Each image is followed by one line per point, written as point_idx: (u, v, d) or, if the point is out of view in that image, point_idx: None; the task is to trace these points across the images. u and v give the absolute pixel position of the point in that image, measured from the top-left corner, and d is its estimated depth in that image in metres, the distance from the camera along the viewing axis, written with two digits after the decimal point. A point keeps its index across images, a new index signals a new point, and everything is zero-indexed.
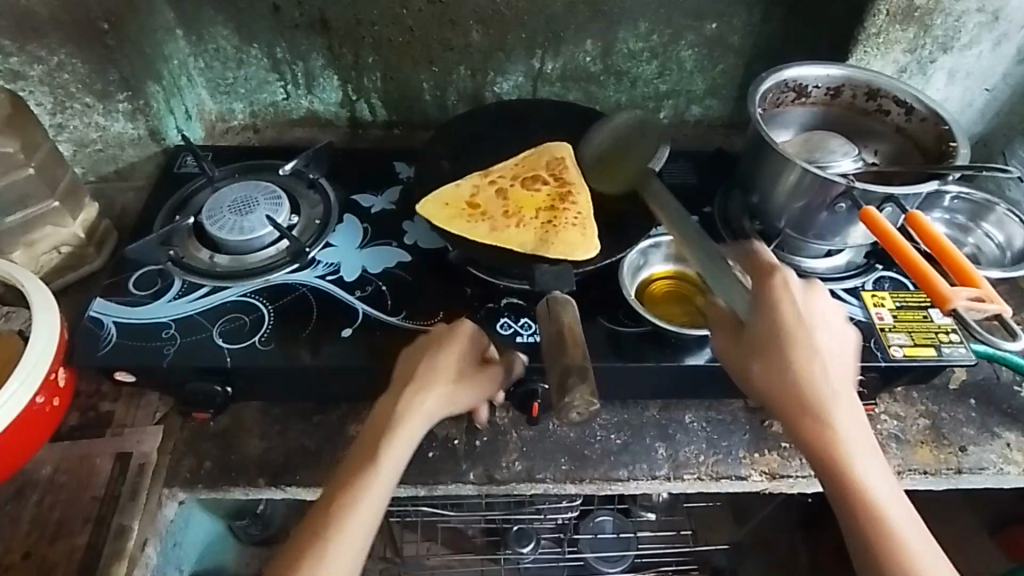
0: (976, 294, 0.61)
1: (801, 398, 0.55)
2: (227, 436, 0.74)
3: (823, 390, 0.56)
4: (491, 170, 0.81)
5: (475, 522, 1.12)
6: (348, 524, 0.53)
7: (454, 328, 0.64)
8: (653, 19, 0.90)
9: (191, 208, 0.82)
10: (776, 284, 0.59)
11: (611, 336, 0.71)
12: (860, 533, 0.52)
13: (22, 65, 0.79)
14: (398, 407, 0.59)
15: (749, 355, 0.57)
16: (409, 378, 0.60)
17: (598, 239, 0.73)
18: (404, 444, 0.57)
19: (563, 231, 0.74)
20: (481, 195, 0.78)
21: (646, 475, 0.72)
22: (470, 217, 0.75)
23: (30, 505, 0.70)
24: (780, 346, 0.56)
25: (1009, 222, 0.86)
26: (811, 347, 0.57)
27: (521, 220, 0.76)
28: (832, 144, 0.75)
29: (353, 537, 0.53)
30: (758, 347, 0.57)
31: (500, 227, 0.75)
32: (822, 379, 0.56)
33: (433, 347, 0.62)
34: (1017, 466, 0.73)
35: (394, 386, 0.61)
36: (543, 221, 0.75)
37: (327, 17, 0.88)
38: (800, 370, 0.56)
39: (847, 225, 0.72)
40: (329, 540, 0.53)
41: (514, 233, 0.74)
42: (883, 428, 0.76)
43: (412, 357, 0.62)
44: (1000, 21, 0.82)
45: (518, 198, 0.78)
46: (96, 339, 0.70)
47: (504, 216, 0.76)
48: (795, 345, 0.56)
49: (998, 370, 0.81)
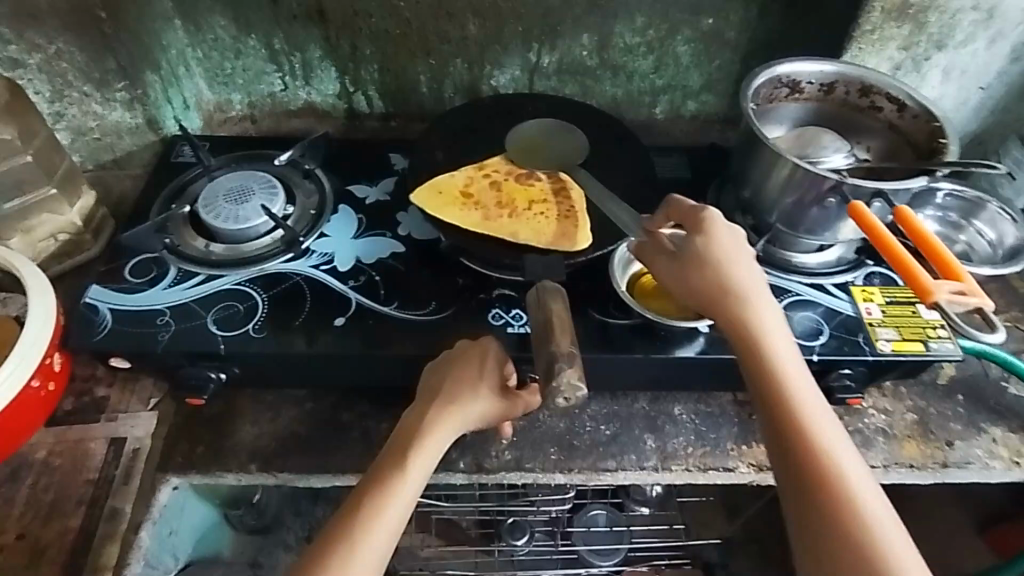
0: (959, 287, 0.62)
1: (738, 325, 0.55)
2: (221, 422, 0.75)
3: (763, 322, 0.55)
4: (487, 163, 0.81)
5: (470, 514, 1.12)
6: (377, 526, 0.53)
7: (475, 344, 0.64)
8: (650, 14, 0.90)
9: (187, 197, 0.82)
10: (717, 221, 0.59)
11: (601, 328, 0.72)
12: (786, 453, 0.51)
13: (21, 52, 0.80)
14: (426, 421, 0.59)
15: (687, 287, 0.57)
16: (435, 394, 0.61)
17: (591, 229, 0.74)
18: (431, 457, 0.58)
19: (553, 221, 0.75)
20: (475, 186, 0.78)
21: (634, 466, 0.73)
22: (463, 206, 0.76)
23: (24, 488, 0.70)
24: (716, 273, 0.57)
25: (1001, 220, 0.87)
26: (751, 280, 0.57)
27: (513, 210, 0.76)
28: (824, 140, 0.76)
29: (382, 538, 0.52)
30: (695, 275, 0.57)
31: (493, 217, 0.75)
32: (762, 311, 0.56)
33: (458, 362, 0.63)
34: (1003, 461, 0.74)
35: (419, 404, 0.61)
36: (536, 213, 0.76)
37: (325, 7, 0.88)
38: (738, 300, 0.56)
39: (837, 220, 0.72)
40: (358, 539, 0.52)
41: (507, 223, 0.75)
42: (870, 422, 0.76)
43: (435, 374, 0.63)
44: (994, 20, 0.82)
45: (512, 191, 0.78)
46: (91, 325, 0.70)
47: (496, 206, 0.76)
48: (733, 274, 0.57)
49: (986, 366, 0.81)
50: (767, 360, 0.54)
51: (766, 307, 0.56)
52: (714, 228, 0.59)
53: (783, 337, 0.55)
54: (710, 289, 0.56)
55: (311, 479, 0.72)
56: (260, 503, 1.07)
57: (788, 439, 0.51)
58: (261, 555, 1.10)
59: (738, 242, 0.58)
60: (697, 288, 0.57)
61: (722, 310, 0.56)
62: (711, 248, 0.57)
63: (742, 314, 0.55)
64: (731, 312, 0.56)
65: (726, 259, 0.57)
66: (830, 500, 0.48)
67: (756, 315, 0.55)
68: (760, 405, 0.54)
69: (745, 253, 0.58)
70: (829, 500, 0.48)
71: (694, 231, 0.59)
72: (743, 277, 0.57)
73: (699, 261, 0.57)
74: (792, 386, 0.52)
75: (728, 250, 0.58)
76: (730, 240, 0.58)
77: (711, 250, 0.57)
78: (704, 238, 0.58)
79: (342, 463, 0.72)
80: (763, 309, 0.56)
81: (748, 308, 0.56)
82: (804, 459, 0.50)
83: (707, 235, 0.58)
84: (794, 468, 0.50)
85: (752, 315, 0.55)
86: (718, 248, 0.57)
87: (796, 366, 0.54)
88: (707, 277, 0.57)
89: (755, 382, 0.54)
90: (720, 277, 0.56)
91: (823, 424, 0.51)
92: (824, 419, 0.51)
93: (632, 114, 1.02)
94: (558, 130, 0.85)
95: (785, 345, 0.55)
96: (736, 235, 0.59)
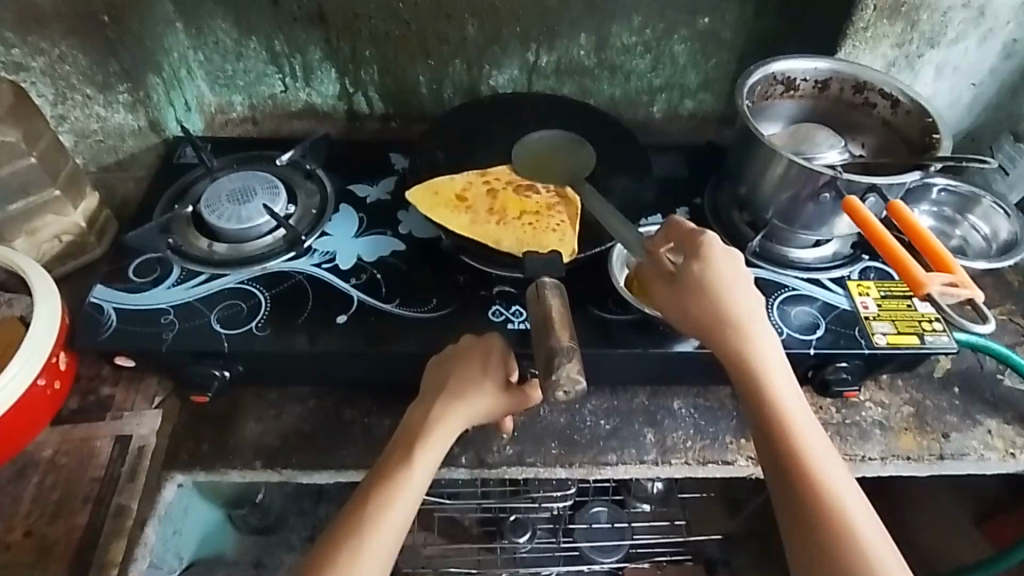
0: (950, 280, 0.64)
1: (740, 358, 0.56)
2: (225, 419, 0.76)
3: (763, 354, 0.56)
4: (490, 170, 0.81)
5: (472, 510, 1.13)
6: (382, 526, 0.54)
7: (480, 340, 0.65)
8: (647, 14, 0.91)
9: (190, 198, 0.83)
10: (718, 248, 0.60)
11: (600, 324, 0.73)
12: (789, 489, 0.52)
13: (24, 56, 0.81)
14: (432, 417, 0.60)
15: (686, 314, 0.57)
16: (440, 390, 0.62)
17: (576, 248, 0.74)
18: (437, 451, 0.59)
19: (541, 235, 0.75)
20: (472, 190, 0.79)
21: (634, 460, 0.74)
22: (455, 209, 0.77)
23: (30, 486, 0.71)
24: (720, 305, 0.57)
25: (995, 214, 0.88)
26: (751, 310, 0.58)
27: (502, 218, 0.77)
28: (819, 137, 0.77)
29: (390, 535, 0.54)
30: (696, 305, 0.57)
31: (480, 222, 0.76)
32: (763, 343, 0.57)
33: (463, 358, 0.64)
34: (998, 453, 0.75)
35: (424, 401, 0.62)
36: (525, 223, 0.76)
37: (325, 10, 0.89)
38: (739, 333, 0.56)
39: (832, 216, 0.73)
40: (366, 536, 0.53)
41: (493, 230, 0.75)
42: (867, 415, 0.77)
43: (439, 371, 0.64)
44: (985, 17, 0.83)
45: (507, 199, 0.78)
46: (97, 324, 0.71)
47: (487, 212, 0.77)
48: (734, 306, 0.57)
49: (981, 359, 0.82)
50: (768, 395, 0.55)
51: (766, 338, 0.57)
52: (714, 256, 0.59)
53: (781, 370, 0.56)
54: (712, 319, 0.57)
55: (315, 475, 0.73)
56: (263, 503, 1.07)
57: (790, 476, 0.52)
58: (265, 555, 1.10)
59: (738, 269, 0.59)
60: (699, 319, 0.57)
61: (724, 342, 0.56)
62: (714, 277, 0.58)
63: (743, 347, 0.56)
64: (733, 344, 0.56)
65: (727, 287, 0.58)
66: (835, 539, 0.49)
67: (757, 348, 0.56)
68: (760, 439, 0.55)
69: (745, 281, 0.59)
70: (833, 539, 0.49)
71: (695, 257, 0.59)
72: (743, 307, 0.57)
73: (701, 290, 0.57)
74: (793, 423, 0.54)
75: (729, 278, 0.58)
76: (731, 268, 0.59)
77: (712, 281, 0.58)
78: (707, 267, 0.58)
79: (346, 459, 0.73)
80: (763, 341, 0.57)
81: (749, 340, 0.56)
82: (809, 497, 0.51)
83: (709, 263, 0.58)
84: (798, 505, 0.51)
85: (752, 347, 0.56)
86: (721, 278, 0.58)
87: (796, 401, 0.55)
88: (710, 307, 0.57)
89: (756, 417, 0.55)
90: (723, 309, 0.57)
91: (823, 461, 0.53)
92: (823, 455, 0.53)
93: (629, 113, 1.03)
94: (565, 138, 0.86)
95: (784, 378, 0.56)
96: (734, 260, 0.59)
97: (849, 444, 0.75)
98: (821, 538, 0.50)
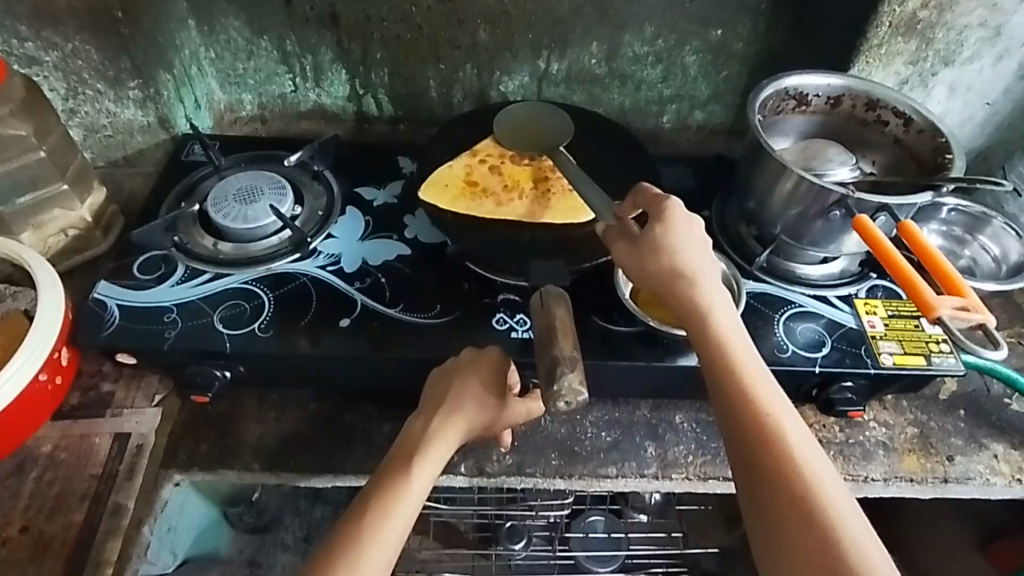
0: (961, 303, 0.63)
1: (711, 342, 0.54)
2: (226, 420, 0.76)
3: (732, 341, 0.54)
4: (478, 149, 0.82)
5: (468, 517, 1.14)
6: (382, 532, 0.52)
7: (480, 354, 0.64)
8: (660, 24, 0.91)
9: (197, 195, 0.83)
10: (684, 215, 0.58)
11: (605, 336, 0.72)
12: (737, 424, 0.51)
13: (38, 50, 0.81)
14: (430, 431, 0.60)
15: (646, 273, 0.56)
16: (440, 402, 0.62)
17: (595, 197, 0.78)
18: (435, 465, 0.58)
19: (562, 194, 0.78)
20: (477, 172, 0.80)
21: (634, 473, 0.73)
22: (472, 195, 0.78)
23: (29, 481, 0.71)
24: (675, 263, 0.56)
25: (1006, 236, 0.87)
26: (711, 279, 0.56)
27: (520, 190, 0.79)
28: (830, 153, 0.76)
29: (391, 534, 0.53)
30: (659, 265, 0.56)
31: (504, 199, 0.78)
32: (718, 300, 0.56)
33: (463, 370, 0.63)
34: (1003, 477, 0.74)
35: (423, 413, 0.62)
36: (542, 188, 0.79)
37: (338, 11, 0.89)
38: (694, 289, 0.55)
39: (841, 233, 0.73)
40: (367, 542, 0.52)
41: (520, 205, 0.77)
42: (871, 436, 0.76)
43: (439, 383, 0.63)
44: (1001, 37, 0.83)
45: (513, 170, 0.80)
46: (100, 320, 0.71)
47: (505, 189, 0.79)
48: (692, 266, 0.56)
49: (988, 382, 0.82)
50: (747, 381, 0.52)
51: (723, 303, 0.56)
52: (670, 221, 0.57)
53: (752, 360, 0.54)
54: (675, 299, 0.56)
55: (313, 479, 0.73)
56: (259, 501, 1.06)
57: (740, 410, 0.51)
58: (259, 555, 1.10)
59: (699, 233, 0.58)
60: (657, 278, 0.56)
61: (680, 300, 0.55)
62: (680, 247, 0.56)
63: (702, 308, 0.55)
64: (702, 331, 0.54)
65: (688, 257, 0.56)
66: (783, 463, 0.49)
67: (728, 329, 0.55)
68: (730, 442, 0.51)
69: (705, 251, 0.57)
70: (787, 471, 0.48)
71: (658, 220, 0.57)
72: (705, 272, 0.56)
73: (661, 252, 0.56)
74: (781, 423, 0.50)
75: (688, 246, 0.57)
76: (693, 233, 0.57)
77: (673, 241, 0.56)
78: (676, 237, 0.57)
79: (346, 464, 0.73)
80: (719, 301, 0.56)
81: (715, 318, 0.55)
82: (758, 432, 0.50)
83: (675, 232, 0.57)
84: (768, 525, 0.47)
85: (722, 332, 0.54)
86: (690, 250, 0.56)
87: (749, 355, 0.54)
88: (670, 279, 0.56)
89: (727, 408, 0.52)
90: (690, 288, 0.55)
91: (774, 403, 0.51)
92: (773, 397, 0.52)
93: (638, 122, 1.03)
94: (631, 165, 0.82)
95: (738, 334, 0.55)
96: (696, 226, 0.58)
97: (851, 464, 0.74)
98: (775, 465, 0.49)
